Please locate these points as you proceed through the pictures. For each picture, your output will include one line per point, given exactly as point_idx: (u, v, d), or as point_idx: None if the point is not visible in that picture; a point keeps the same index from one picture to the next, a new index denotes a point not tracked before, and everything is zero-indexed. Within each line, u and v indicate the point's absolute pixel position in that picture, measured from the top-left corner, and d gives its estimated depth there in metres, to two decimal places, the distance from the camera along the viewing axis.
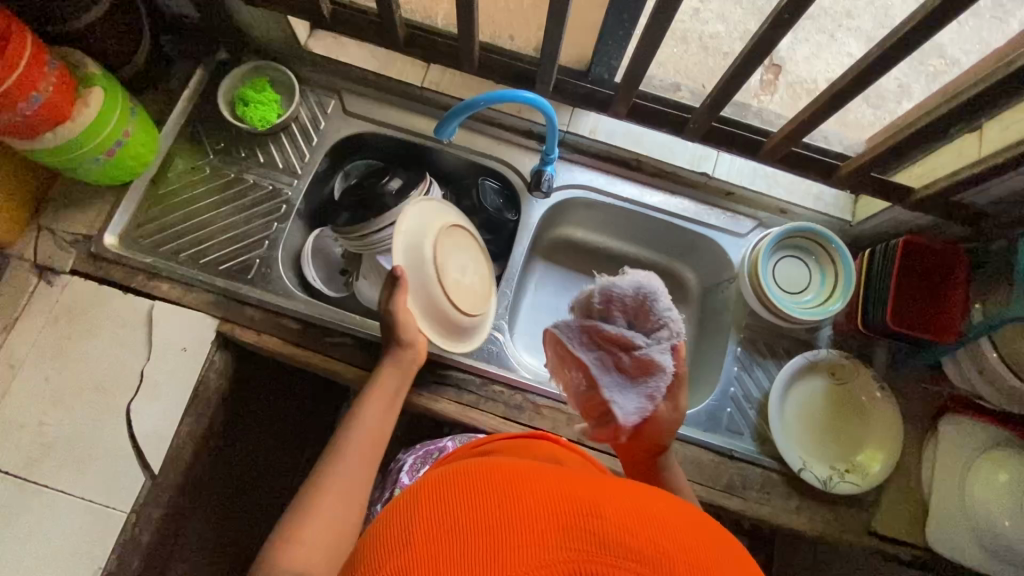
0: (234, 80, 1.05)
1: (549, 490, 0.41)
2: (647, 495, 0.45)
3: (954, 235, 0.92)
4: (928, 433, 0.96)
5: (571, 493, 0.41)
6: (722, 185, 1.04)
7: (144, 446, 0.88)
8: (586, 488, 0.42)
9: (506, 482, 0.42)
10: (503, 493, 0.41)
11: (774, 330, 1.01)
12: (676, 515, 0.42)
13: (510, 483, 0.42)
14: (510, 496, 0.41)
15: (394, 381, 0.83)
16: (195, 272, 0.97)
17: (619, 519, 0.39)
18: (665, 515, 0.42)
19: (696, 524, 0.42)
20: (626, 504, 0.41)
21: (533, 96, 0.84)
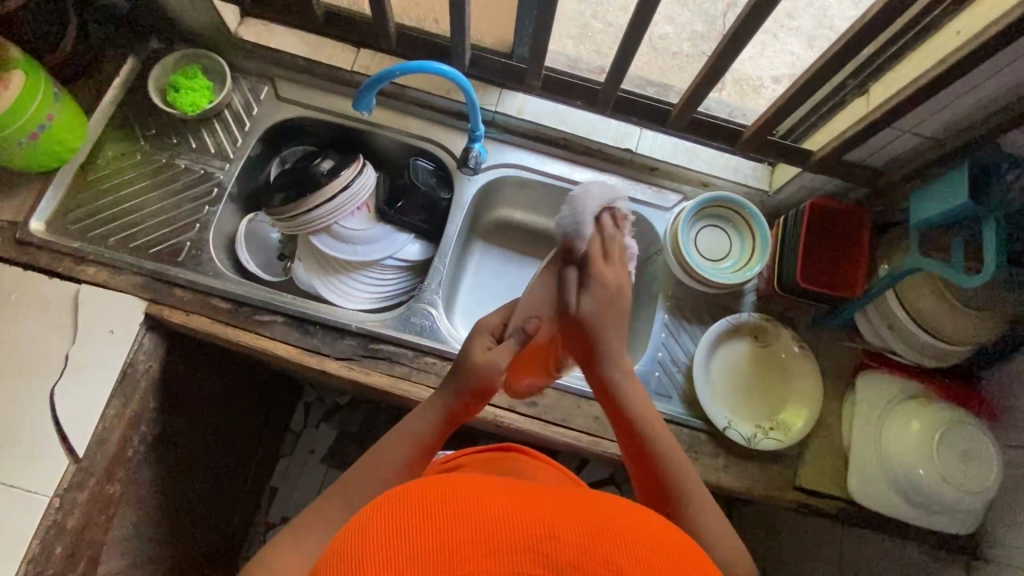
0: (165, 68, 1.06)
1: (505, 506, 0.42)
2: (596, 501, 0.46)
3: (858, 198, 0.98)
4: (848, 389, 1.00)
5: (534, 515, 0.41)
6: (646, 161, 1.08)
7: (68, 429, 0.87)
8: (549, 509, 0.43)
9: (468, 504, 0.42)
10: (465, 516, 0.41)
11: (699, 297, 1.05)
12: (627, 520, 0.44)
13: (465, 497, 0.42)
14: (471, 520, 0.40)
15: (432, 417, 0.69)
16: (123, 255, 0.96)
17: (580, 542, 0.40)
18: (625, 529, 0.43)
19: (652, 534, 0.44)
20: (590, 521, 0.42)
21: (450, 70, 0.88)
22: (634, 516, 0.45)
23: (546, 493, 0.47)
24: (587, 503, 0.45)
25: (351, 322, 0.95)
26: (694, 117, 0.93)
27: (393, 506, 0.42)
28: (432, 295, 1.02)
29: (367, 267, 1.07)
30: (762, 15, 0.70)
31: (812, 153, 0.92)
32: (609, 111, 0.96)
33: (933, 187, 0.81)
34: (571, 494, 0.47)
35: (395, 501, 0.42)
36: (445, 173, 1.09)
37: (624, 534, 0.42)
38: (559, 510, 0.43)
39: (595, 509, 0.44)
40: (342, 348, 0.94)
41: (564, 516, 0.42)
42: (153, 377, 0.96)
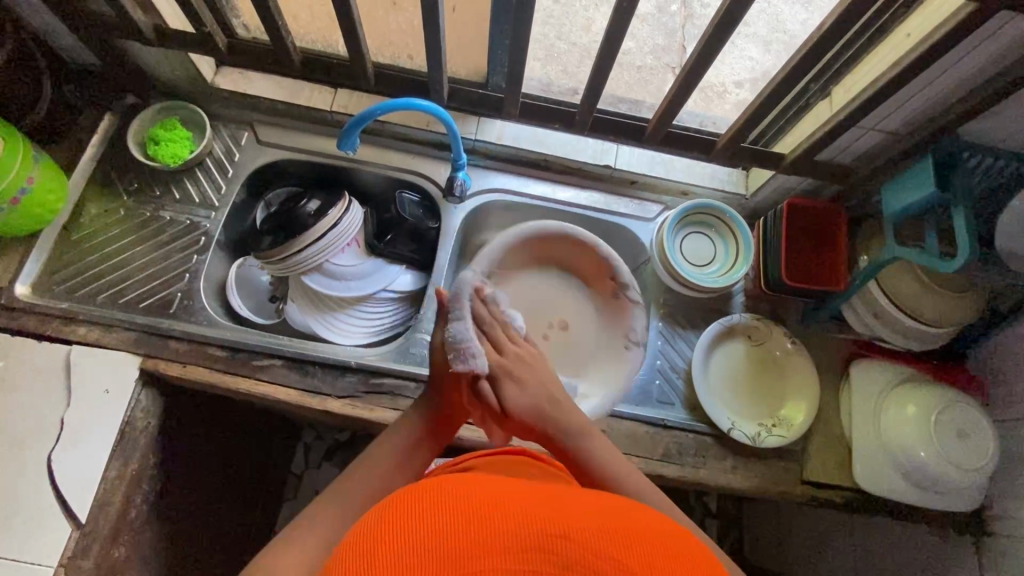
0: (143, 121, 1.06)
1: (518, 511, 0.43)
2: (609, 506, 0.47)
3: (831, 195, 1.02)
4: (842, 379, 1.03)
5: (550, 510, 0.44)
6: (626, 175, 1.11)
7: (68, 495, 0.85)
8: (564, 506, 0.45)
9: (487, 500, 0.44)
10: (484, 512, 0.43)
11: (690, 302, 1.07)
12: (639, 526, 0.45)
13: (484, 499, 0.44)
14: (492, 516, 0.42)
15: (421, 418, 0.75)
16: (113, 312, 0.96)
17: (597, 529, 0.43)
18: (638, 522, 0.45)
19: (667, 529, 0.46)
20: (600, 516, 0.45)
21: (430, 105, 0.91)
22: (646, 522, 0.46)
23: (563, 493, 0.49)
24: (601, 508, 0.46)
25: (350, 359, 0.95)
26: (668, 130, 0.97)
27: (410, 508, 0.43)
28: (429, 324, 1.02)
29: (361, 301, 1.07)
30: (723, 32, 0.74)
31: (784, 156, 0.95)
32: (586, 131, 0.99)
33: (901, 178, 0.85)
34: (586, 496, 0.48)
35: (415, 502, 0.44)
36: (431, 203, 1.10)
37: (638, 533, 0.44)
38: (573, 509, 0.45)
39: (608, 514, 0.45)
40: (343, 386, 0.93)
41: (578, 521, 0.43)
42: (152, 433, 0.94)
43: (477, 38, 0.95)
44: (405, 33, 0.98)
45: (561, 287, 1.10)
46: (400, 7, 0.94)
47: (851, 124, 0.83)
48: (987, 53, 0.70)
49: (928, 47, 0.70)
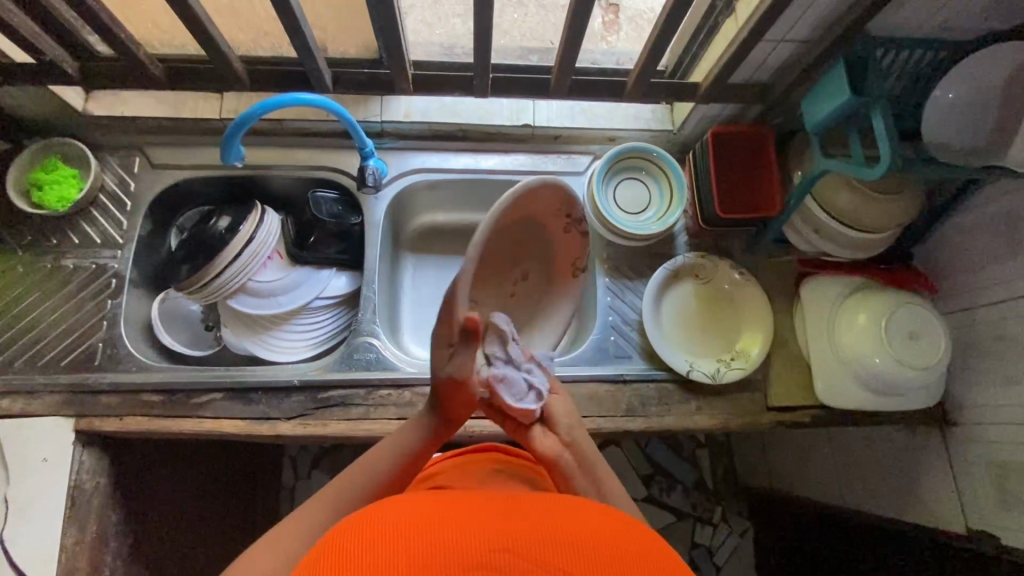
0: (18, 168, 0.97)
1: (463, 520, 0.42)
2: (554, 502, 0.47)
3: (757, 114, 0.97)
4: (795, 300, 1.02)
5: (502, 512, 0.44)
6: (548, 131, 1.06)
7: (29, 572, 0.82)
8: (516, 508, 0.45)
9: (439, 510, 0.44)
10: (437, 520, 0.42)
11: (634, 251, 1.04)
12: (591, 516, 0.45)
13: (435, 511, 0.44)
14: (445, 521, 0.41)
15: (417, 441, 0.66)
16: (34, 376, 0.90)
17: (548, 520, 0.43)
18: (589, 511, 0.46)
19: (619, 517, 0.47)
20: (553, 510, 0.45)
21: (321, 99, 0.84)
22: (596, 512, 0.46)
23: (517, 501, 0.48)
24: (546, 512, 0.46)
25: (293, 377, 0.91)
26: (575, 78, 0.91)
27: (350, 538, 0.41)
28: (371, 325, 0.98)
29: (297, 315, 1.02)
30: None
31: (700, 84, 0.90)
32: (492, 93, 0.92)
33: (817, 89, 0.81)
34: (529, 496, 0.48)
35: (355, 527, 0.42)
36: (349, 197, 1.04)
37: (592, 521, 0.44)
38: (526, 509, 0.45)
39: (557, 510, 0.45)
40: (291, 406, 0.90)
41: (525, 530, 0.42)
42: (107, 490, 0.91)
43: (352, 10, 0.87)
44: (273, 19, 0.89)
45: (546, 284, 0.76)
46: None
47: (756, 39, 0.78)
48: None
49: None
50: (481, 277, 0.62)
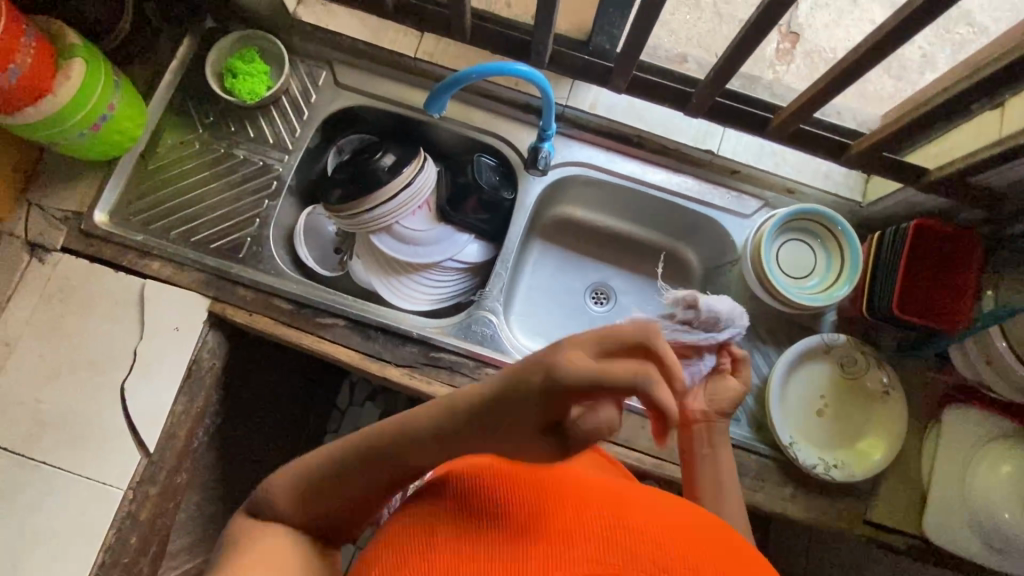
0: (220, 51, 1.01)
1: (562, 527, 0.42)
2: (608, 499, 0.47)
3: (968, 219, 0.88)
4: (931, 422, 0.94)
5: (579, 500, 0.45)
6: (727, 163, 1.01)
7: (138, 425, 0.88)
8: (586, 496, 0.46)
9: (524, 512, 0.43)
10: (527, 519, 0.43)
11: (776, 314, 0.99)
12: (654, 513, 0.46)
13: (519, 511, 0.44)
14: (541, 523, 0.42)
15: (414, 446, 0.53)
16: (185, 250, 0.95)
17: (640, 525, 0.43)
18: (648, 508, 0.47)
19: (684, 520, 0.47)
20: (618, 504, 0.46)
21: (528, 70, 0.80)
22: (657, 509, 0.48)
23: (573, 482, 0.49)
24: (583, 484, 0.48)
25: (412, 329, 0.93)
26: (798, 127, 0.83)
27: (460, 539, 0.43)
28: (494, 302, 0.98)
29: (428, 268, 1.03)
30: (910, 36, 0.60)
31: (928, 171, 0.81)
32: (700, 116, 0.87)
33: None
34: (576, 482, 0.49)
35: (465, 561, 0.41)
36: (507, 169, 1.03)
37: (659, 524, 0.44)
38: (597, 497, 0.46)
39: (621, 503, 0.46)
40: (403, 355, 0.92)
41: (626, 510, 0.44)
42: (217, 373, 0.96)
43: None
44: None
45: (819, 381, 0.95)
46: None
47: None
48: None
49: None
50: (799, 386, 0.95)
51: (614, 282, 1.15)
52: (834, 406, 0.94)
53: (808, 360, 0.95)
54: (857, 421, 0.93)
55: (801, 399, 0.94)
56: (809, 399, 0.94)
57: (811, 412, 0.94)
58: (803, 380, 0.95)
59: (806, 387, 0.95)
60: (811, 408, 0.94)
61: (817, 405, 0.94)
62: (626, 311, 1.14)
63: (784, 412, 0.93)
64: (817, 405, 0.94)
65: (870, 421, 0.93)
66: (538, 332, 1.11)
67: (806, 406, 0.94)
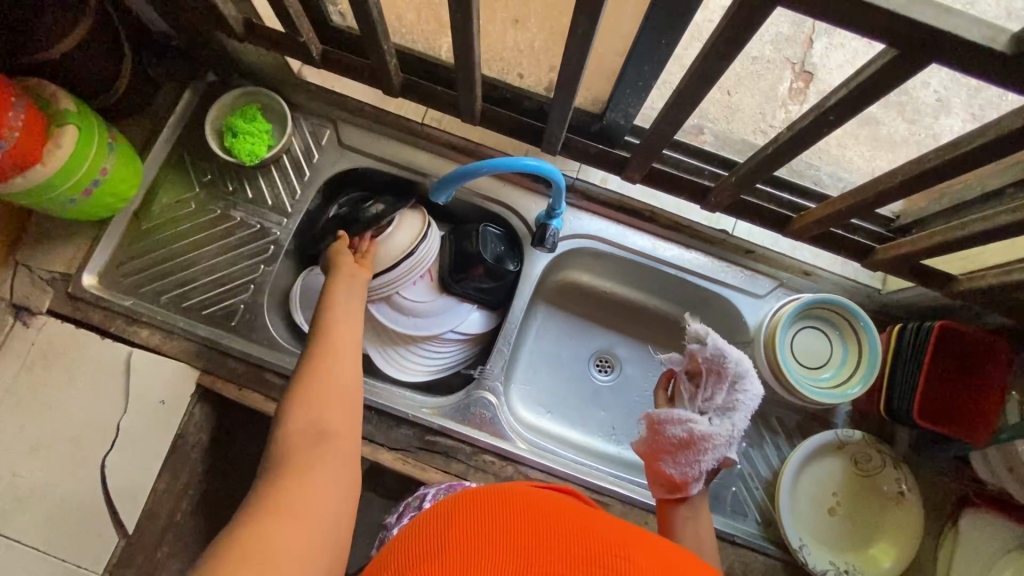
0: (221, 108, 0.98)
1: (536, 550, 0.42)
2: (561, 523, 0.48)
3: (993, 320, 0.84)
4: (947, 524, 0.89)
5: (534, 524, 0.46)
6: (741, 243, 0.97)
7: (118, 504, 0.85)
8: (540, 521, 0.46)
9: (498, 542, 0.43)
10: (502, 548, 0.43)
11: (788, 403, 0.94)
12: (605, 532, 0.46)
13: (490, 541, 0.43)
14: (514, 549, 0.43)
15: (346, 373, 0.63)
16: (176, 316, 0.92)
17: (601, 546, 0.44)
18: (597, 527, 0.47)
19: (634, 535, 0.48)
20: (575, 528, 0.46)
21: (540, 163, 0.75)
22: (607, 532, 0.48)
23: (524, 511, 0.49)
24: (581, 517, 0.47)
25: (408, 411, 0.89)
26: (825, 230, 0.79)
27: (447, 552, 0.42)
28: (493, 380, 0.94)
29: (426, 339, 0.98)
30: (955, 167, 0.56)
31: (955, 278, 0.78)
32: (720, 211, 0.84)
33: None
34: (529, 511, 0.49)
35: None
36: (514, 239, 1.00)
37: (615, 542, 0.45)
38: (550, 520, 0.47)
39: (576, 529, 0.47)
40: (397, 438, 0.88)
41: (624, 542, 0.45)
42: (204, 445, 0.93)
43: (607, 72, 0.80)
44: (521, 52, 0.84)
45: (833, 477, 0.90)
46: (523, 27, 0.79)
47: None
48: None
49: None
50: (811, 483, 0.90)
51: (620, 351, 1.11)
52: (846, 505, 0.90)
53: (822, 454, 0.90)
54: (869, 521, 0.89)
55: (813, 497, 0.90)
56: (821, 497, 0.90)
57: (822, 511, 0.90)
58: (815, 476, 0.90)
59: (818, 484, 0.90)
60: (823, 505, 0.90)
61: (828, 503, 0.90)
62: (631, 383, 1.09)
63: (794, 511, 0.88)
64: (828, 502, 0.90)
65: (883, 522, 0.89)
66: (538, 403, 1.07)
67: (817, 504, 0.90)
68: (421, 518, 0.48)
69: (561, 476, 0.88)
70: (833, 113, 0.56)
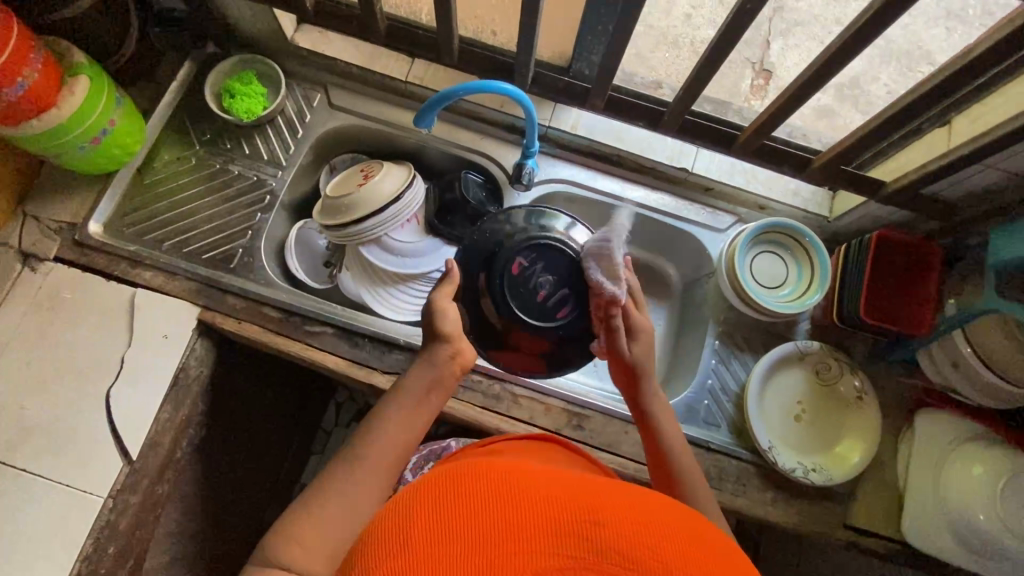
0: (219, 73, 1.06)
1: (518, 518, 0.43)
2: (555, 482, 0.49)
3: (926, 231, 0.94)
4: (904, 426, 0.97)
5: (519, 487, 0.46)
6: (701, 181, 1.06)
7: (122, 432, 0.88)
8: (528, 483, 0.48)
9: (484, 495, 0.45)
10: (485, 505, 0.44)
11: (752, 323, 1.02)
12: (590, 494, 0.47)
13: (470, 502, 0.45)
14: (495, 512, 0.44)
15: (422, 389, 0.73)
16: (177, 260, 0.97)
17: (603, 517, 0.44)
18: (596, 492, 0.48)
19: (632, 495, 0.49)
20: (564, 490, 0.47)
21: (510, 88, 0.86)
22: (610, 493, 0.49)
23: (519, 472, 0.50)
24: (533, 480, 0.48)
25: (399, 336, 0.95)
26: (763, 143, 0.90)
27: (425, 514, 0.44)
28: None
29: (415, 279, 1.06)
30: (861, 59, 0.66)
31: (885, 184, 0.87)
32: (672, 133, 0.94)
33: (1014, 226, 0.77)
34: (518, 471, 0.50)
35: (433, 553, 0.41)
36: (494, 186, 1.07)
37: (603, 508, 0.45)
38: (542, 487, 0.47)
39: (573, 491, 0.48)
40: (389, 363, 0.94)
41: (578, 502, 0.46)
42: (203, 382, 0.97)
43: (569, 21, 0.90)
44: (493, 8, 0.93)
45: (796, 386, 0.97)
46: None
47: (973, 162, 0.75)
48: None
49: None
50: (777, 393, 0.97)
51: None
52: (810, 411, 0.97)
53: (785, 366, 0.98)
54: (832, 425, 0.96)
55: (780, 406, 0.97)
56: (787, 406, 0.97)
57: (789, 419, 0.96)
58: (780, 387, 0.97)
59: (783, 393, 0.97)
60: (789, 414, 0.97)
61: (795, 411, 0.97)
62: None
63: (763, 419, 0.95)
64: (794, 410, 0.97)
65: (845, 425, 0.96)
66: None
67: (784, 412, 0.97)
68: (380, 514, 0.48)
69: (544, 393, 0.94)
70: (748, 4, 0.65)
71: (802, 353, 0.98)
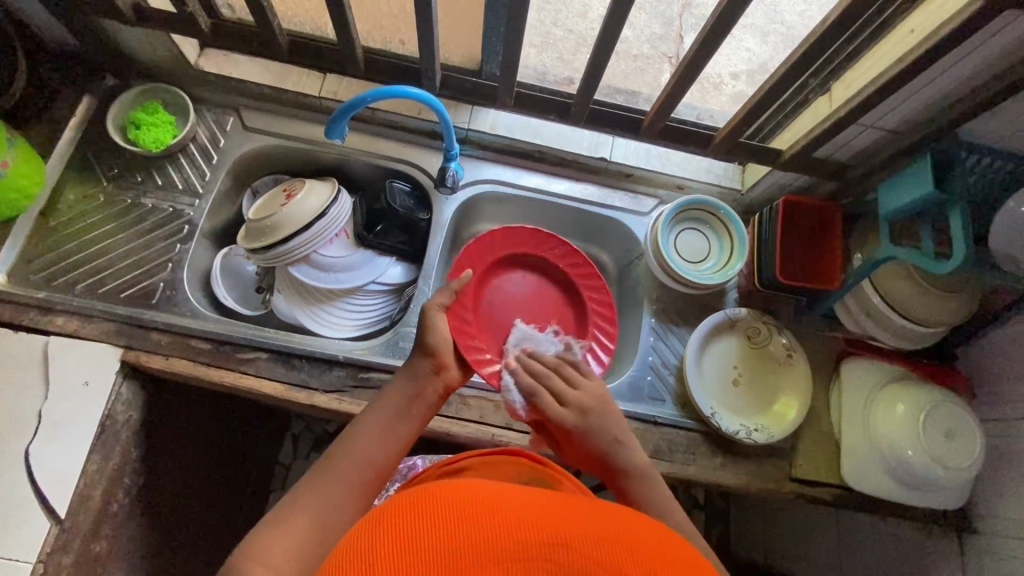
0: (122, 105, 1.02)
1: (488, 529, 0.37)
2: (524, 495, 0.43)
3: (828, 193, 1.01)
4: (833, 376, 1.02)
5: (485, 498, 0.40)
6: (621, 168, 1.10)
7: (46, 489, 0.82)
8: (496, 494, 0.41)
9: (448, 508, 0.39)
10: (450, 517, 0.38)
11: (683, 298, 1.07)
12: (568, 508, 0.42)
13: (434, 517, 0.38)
14: (464, 526, 0.37)
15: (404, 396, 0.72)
16: (92, 302, 0.93)
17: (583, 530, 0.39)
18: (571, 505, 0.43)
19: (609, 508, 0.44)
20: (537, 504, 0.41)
21: (423, 93, 0.87)
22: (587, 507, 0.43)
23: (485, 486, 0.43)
24: (497, 492, 0.42)
25: (338, 353, 0.94)
26: (666, 124, 0.96)
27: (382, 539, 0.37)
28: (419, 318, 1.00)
29: (350, 294, 1.05)
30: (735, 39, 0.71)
31: (782, 152, 0.94)
32: (582, 123, 0.98)
33: (896, 179, 0.83)
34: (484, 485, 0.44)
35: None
36: (422, 194, 1.08)
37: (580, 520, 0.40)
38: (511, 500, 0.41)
39: (548, 505, 0.41)
40: (330, 381, 0.92)
41: (548, 515, 0.40)
42: (134, 427, 0.92)
43: (471, 24, 0.92)
44: (396, 17, 0.94)
45: (731, 352, 1.02)
46: None
47: (851, 120, 0.81)
48: (989, 53, 0.68)
49: (925, 50, 0.68)
50: (715, 361, 1.01)
51: None
52: (747, 375, 1.01)
53: (718, 336, 1.02)
54: (769, 384, 1.01)
55: (719, 374, 1.01)
56: (726, 372, 1.01)
57: (728, 384, 1.00)
58: (717, 356, 1.01)
59: (720, 362, 1.01)
60: (729, 379, 1.01)
61: (733, 376, 1.01)
62: None
63: (704, 388, 0.98)
64: (733, 376, 1.01)
65: (780, 383, 1.00)
66: None
67: (723, 379, 1.00)
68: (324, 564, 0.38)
69: (492, 390, 0.95)
70: None
71: (732, 321, 1.02)
